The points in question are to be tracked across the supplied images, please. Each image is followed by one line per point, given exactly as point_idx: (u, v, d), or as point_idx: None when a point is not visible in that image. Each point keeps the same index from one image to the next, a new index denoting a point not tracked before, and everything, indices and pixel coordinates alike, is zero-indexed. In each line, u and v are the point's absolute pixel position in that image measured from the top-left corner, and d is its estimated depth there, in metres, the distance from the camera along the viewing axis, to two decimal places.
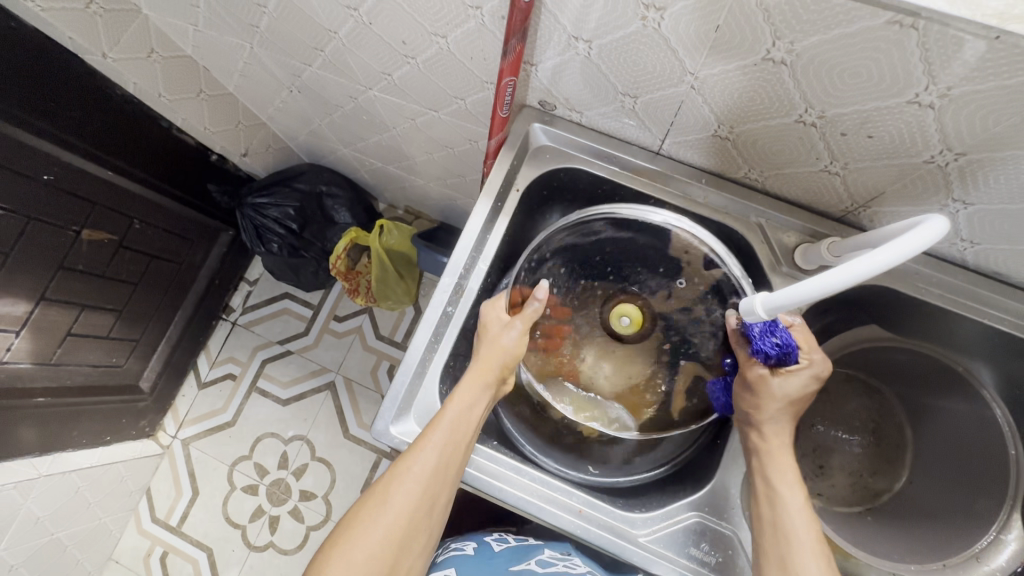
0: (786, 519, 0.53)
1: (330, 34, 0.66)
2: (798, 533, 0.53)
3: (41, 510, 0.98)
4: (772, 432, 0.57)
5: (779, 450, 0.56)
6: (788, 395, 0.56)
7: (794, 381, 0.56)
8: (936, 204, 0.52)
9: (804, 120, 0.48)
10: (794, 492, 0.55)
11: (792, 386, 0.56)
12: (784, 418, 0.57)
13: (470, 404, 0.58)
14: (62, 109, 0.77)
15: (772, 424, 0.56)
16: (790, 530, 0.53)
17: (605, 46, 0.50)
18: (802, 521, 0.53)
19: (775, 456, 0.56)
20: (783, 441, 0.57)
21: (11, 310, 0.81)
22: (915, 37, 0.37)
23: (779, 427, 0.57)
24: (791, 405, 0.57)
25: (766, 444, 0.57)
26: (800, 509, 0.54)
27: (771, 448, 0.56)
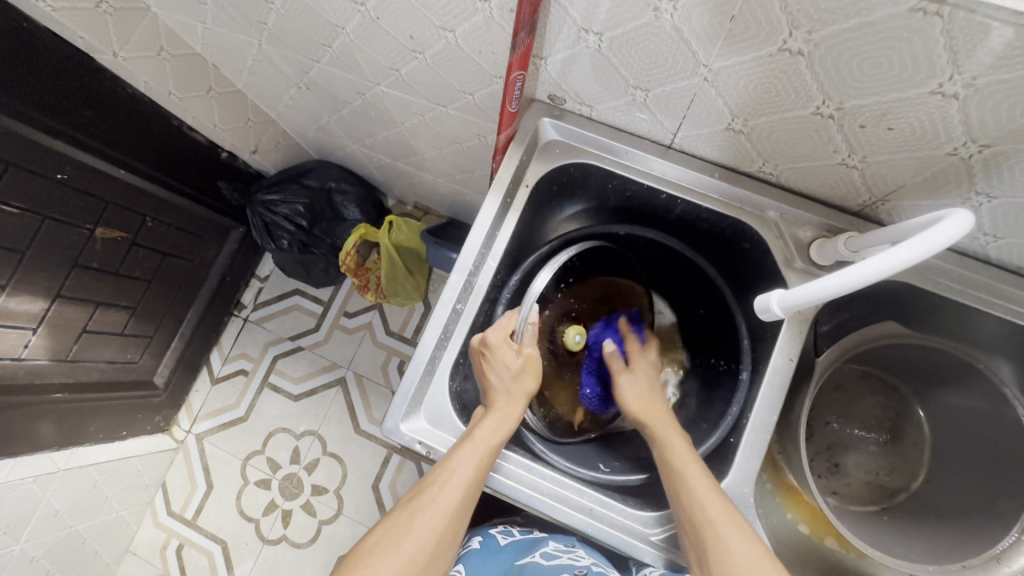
0: (681, 477, 0.56)
1: (337, 29, 0.66)
2: (700, 495, 0.54)
3: (61, 504, 1.00)
4: (657, 420, 0.63)
5: (668, 431, 0.61)
6: (642, 386, 0.67)
7: (639, 373, 0.69)
8: (959, 198, 0.50)
9: (822, 113, 0.47)
10: (687, 457, 0.58)
11: (643, 376, 0.68)
12: (659, 407, 0.65)
13: (496, 442, 0.58)
14: (74, 108, 0.77)
15: (647, 411, 0.64)
16: (694, 494, 0.55)
17: (615, 39, 0.49)
18: (701, 476, 0.56)
19: (665, 436, 0.61)
20: (671, 425, 0.62)
21: (28, 308, 0.82)
22: (940, 24, 0.36)
23: (658, 414, 0.64)
24: (649, 396, 0.66)
25: (658, 430, 0.62)
26: (698, 474, 0.56)
27: (660, 432, 0.61)
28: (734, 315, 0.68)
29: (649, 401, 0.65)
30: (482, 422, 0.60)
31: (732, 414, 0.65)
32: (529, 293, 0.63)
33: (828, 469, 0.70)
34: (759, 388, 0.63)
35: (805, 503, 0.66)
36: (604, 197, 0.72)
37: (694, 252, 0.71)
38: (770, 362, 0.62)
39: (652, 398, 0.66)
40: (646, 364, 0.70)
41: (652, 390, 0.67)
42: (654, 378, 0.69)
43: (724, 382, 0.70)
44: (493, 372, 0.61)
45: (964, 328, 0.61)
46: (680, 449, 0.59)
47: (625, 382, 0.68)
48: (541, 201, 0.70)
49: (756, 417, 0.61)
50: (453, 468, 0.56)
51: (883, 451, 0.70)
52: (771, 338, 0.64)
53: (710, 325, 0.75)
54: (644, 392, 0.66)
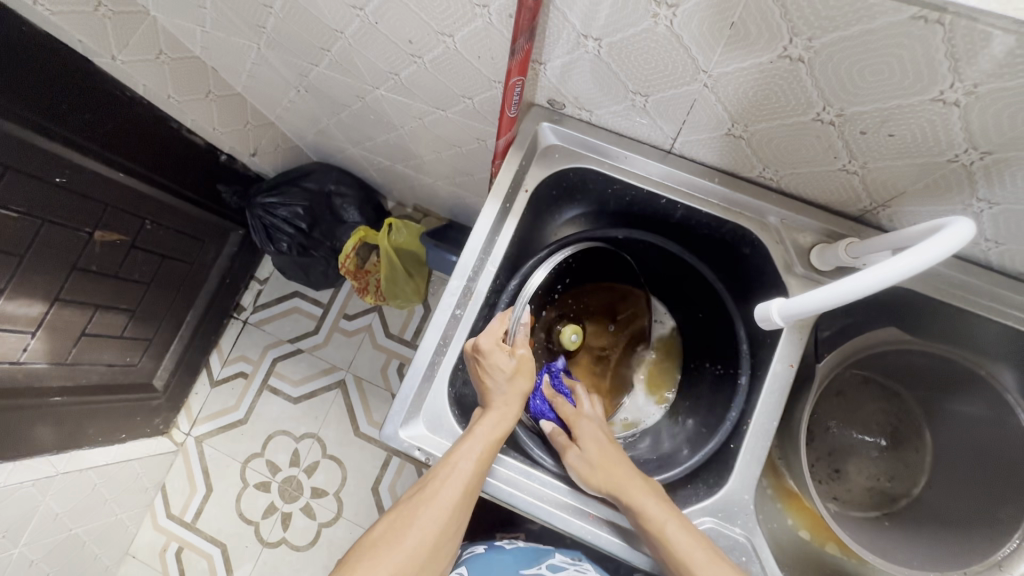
0: (682, 562, 0.53)
1: (336, 33, 0.65)
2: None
3: (60, 507, 1.00)
4: (632, 492, 0.58)
5: (650, 504, 0.57)
6: (592, 452, 0.62)
7: (584, 441, 0.63)
8: (960, 205, 0.50)
9: (822, 119, 0.47)
10: (681, 532, 0.55)
11: (589, 442, 0.63)
12: (623, 475, 0.59)
13: (494, 436, 0.59)
14: (73, 111, 0.77)
15: (610, 477, 0.60)
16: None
17: (614, 45, 0.48)
18: (700, 552, 0.54)
19: (649, 512, 0.56)
20: (649, 495, 0.58)
21: (26, 312, 0.82)
22: (942, 32, 0.35)
23: (629, 486, 0.58)
24: (606, 463, 0.61)
25: (638, 506, 0.57)
26: (697, 551, 0.54)
27: (642, 509, 0.56)
28: (734, 320, 0.68)
29: (608, 464, 0.61)
30: (482, 419, 0.60)
31: (730, 420, 0.64)
32: (522, 294, 0.64)
33: (829, 475, 0.70)
34: (760, 394, 0.63)
35: (805, 508, 0.65)
36: (604, 202, 0.72)
37: (694, 257, 0.70)
38: (771, 368, 0.62)
39: (608, 464, 0.61)
40: (587, 424, 0.65)
41: (605, 452, 0.62)
42: (601, 437, 0.64)
43: (724, 387, 0.69)
44: (489, 376, 0.61)
45: (965, 333, 0.61)
46: (671, 527, 0.55)
47: (576, 459, 0.62)
48: (540, 206, 0.70)
49: (758, 423, 0.61)
50: (454, 463, 0.57)
51: (884, 456, 0.70)
52: (771, 344, 0.64)
53: (709, 329, 0.74)
54: (597, 459, 0.61)
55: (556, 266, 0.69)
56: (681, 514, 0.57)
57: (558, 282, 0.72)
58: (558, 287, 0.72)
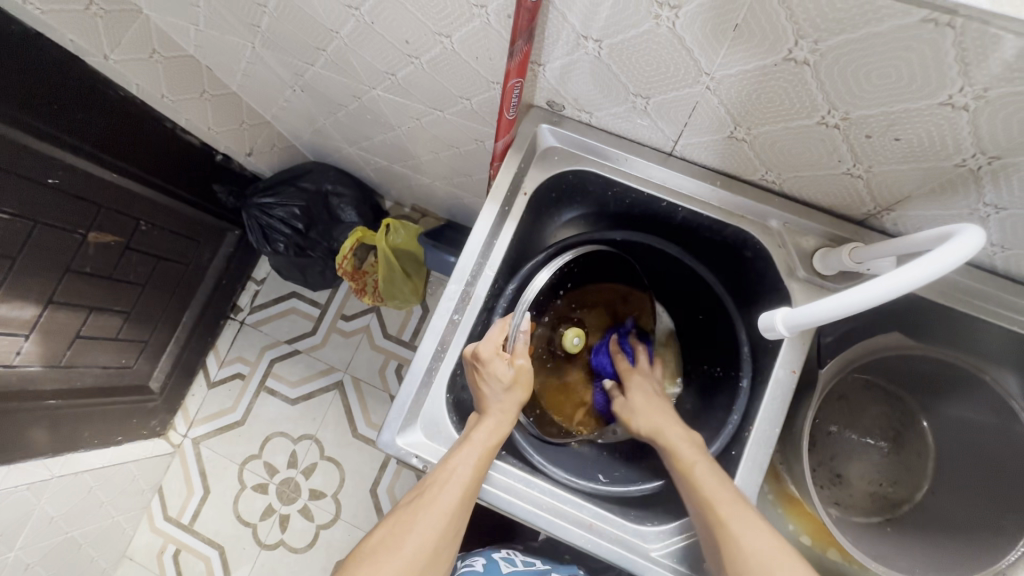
0: (704, 495, 0.55)
1: (332, 33, 0.64)
2: (725, 513, 0.53)
3: (55, 510, 0.99)
4: (669, 433, 0.62)
5: (685, 446, 0.60)
6: (642, 403, 0.67)
7: (634, 393, 0.69)
8: (966, 210, 0.49)
9: (827, 122, 0.46)
10: (707, 472, 0.57)
11: (636, 393, 0.69)
12: (661, 421, 0.64)
13: (493, 440, 0.59)
14: (65, 111, 0.76)
15: (654, 424, 0.64)
16: (720, 512, 0.53)
17: (615, 46, 0.47)
18: (724, 490, 0.55)
19: (681, 453, 0.60)
20: (686, 439, 0.62)
21: (19, 315, 0.80)
22: (952, 35, 0.35)
23: (667, 429, 0.63)
24: (650, 411, 0.66)
25: (673, 447, 0.61)
26: (720, 488, 0.55)
27: (676, 450, 0.60)
28: (734, 322, 0.68)
29: (656, 416, 0.65)
30: (480, 424, 0.60)
31: (733, 422, 0.64)
32: (522, 300, 0.63)
33: (831, 480, 0.69)
34: (760, 400, 0.62)
35: (805, 513, 0.64)
36: (604, 204, 0.71)
37: (693, 259, 0.70)
38: (772, 374, 0.61)
39: (650, 413, 0.66)
40: (638, 380, 0.71)
41: (648, 403, 0.67)
42: (651, 391, 0.69)
43: (724, 391, 0.69)
44: (486, 384, 0.60)
45: (969, 337, 0.61)
46: (698, 466, 0.57)
47: (623, 407, 0.69)
48: (539, 209, 0.69)
49: (759, 430, 0.60)
50: (453, 468, 0.56)
51: (887, 461, 0.69)
52: (772, 349, 0.63)
53: (708, 331, 0.74)
54: (643, 408, 0.67)
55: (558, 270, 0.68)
56: (715, 462, 0.59)
57: (559, 286, 0.70)
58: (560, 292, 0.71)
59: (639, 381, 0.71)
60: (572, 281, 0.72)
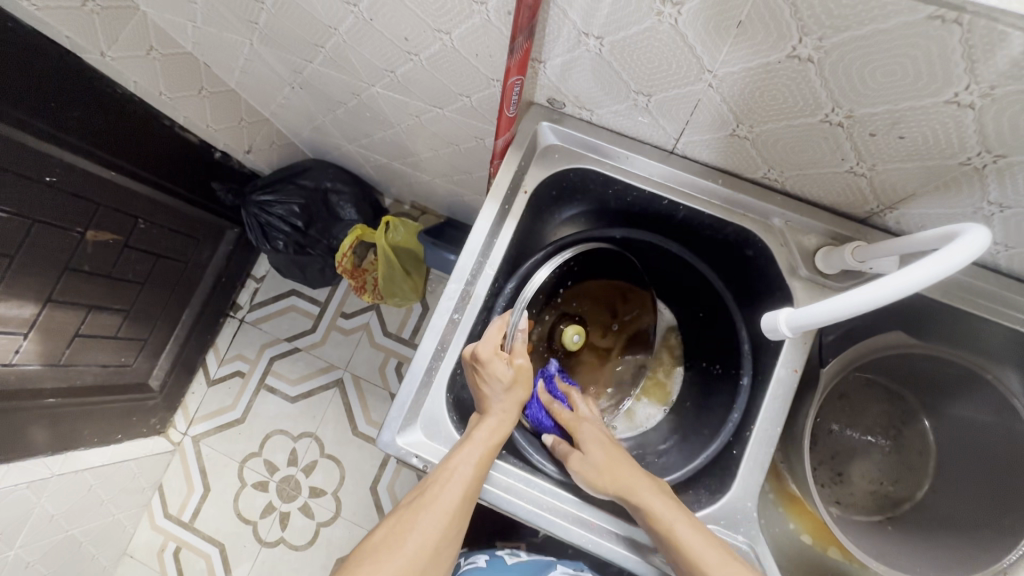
0: (695, 565, 0.51)
1: (330, 29, 0.64)
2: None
3: (55, 509, 0.99)
4: (638, 490, 0.57)
5: (661, 505, 0.56)
6: (602, 457, 0.61)
7: (590, 445, 0.62)
8: (971, 208, 0.49)
9: (830, 121, 0.46)
10: (692, 534, 0.53)
11: (592, 446, 0.62)
12: (630, 477, 0.59)
13: (491, 442, 0.58)
14: (62, 109, 0.75)
15: (620, 480, 0.59)
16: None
17: (617, 43, 0.47)
18: (714, 554, 0.52)
19: (659, 513, 0.55)
20: (659, 495, 0.57)
21: (18, 313, 0.80)
22: (959, 33, 0.34)
23: (639, 486, 0.58)
24: (613, 465, 0.60)
25: (648, 505, 0.56)
26: (710, 553, 0.52)
27: (652, 508, 0.55)
28: (734, 319, 0.67)
29: (618, 470, 0.60)
30: (481, 423, 0.59)
31: (733, 421, 0.63)
32: (522, 296, 0.65)
33: (832, 478, 0.69)
34: (761, 399, 0.62)
35: (806, 512, 0.65)
36: (604, 202, 0.70)
37: (692, 255, 0.69)
38: (773, 373, 0.61)
39: (617, 467, 0.60)
40: (588, 428, 0.65)
41: (610, 456, 0.61)
42: (603, 438, 0.64)
43: (725, 389, 0.68)
44: (486, 384, 0.60)
45: (972, 336, 0.60)
46: (681, 529, 0.54)
47: (582, 465, 0.61)
48: (539, 207, 0.69)
49: (760, 429, 0.60)
50: (453, 468, 0.56)
51: (888, 460, 0.69)
52: (774, 348, 0.63)
53: (709, 329, 0.74)
54: (605, 462, 0.61)
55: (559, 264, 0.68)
56: (692, 515, 0.56)
57: (559, 284, 0.70)
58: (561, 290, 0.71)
59: (585, 428, 0.65)
60: (573, 279, 0.72)
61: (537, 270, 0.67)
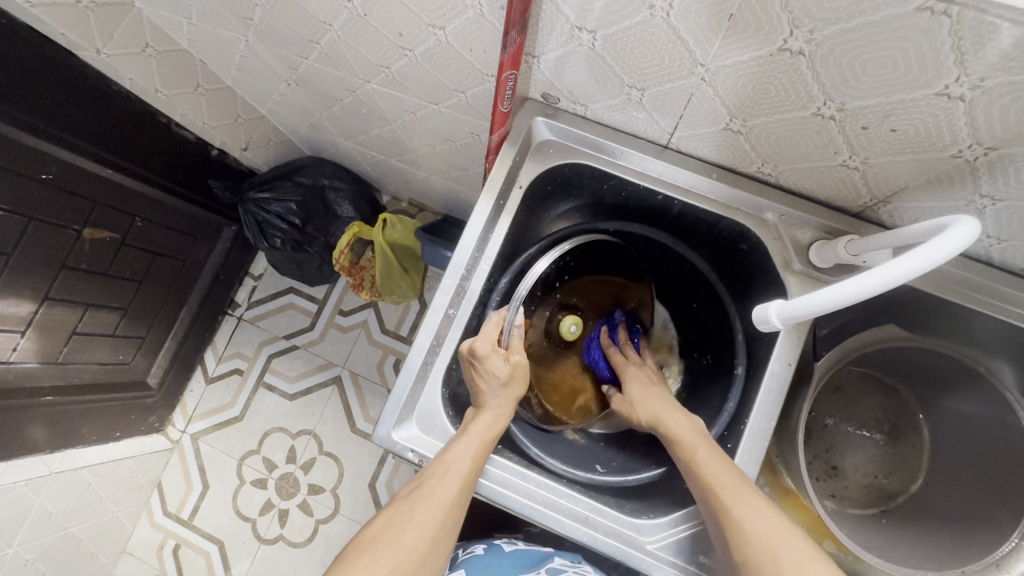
0: (708, 484, 0.55)
1: (325, 26, 0.64)
2: (729, 499, 0.53)
3: (55, 506, 0.99)
4: (669, 420, 0.62)
5: (686, 432, 0.60)
6: (641, 392, 0.67)
7: (632, 385, 0.68)
8: (962, 202, 0.49)
9: (822, 114, 0.46)
10: (709, 457, 0.57)
11: (632, 384, 0.68)
12: (660, 409, 0.64)
13: (489, 435, 0.59)
14: (58, 107, 0.75)
15: (655, 410, 0.64)
16: (723, 498, 0.53)
17: (610, 38, 0.47)
18: (727, 475, 0.55)
19: (682, 440, 0.60)
20: (687, 426, 0.61)
21: (15, 311, 0.80)
22: (948, 24, 0.34)
23: (666, 417, 0.63)
24: (648, 400, 0.66)
25: (673, 432, 0.61)
26: (723, 473, 0.55)
27: (677, 435, 0.60)
28: (729, 311, 0.67)
29: (655, 404, 0.65)
30: (477, 418, 0.60)
31: (728, 410, 0.64)
32: (517, 293, 0.62)
33: (826, 472, 0.69)
34: (756, 392, 0.62)
35: (802, 505, 0.65)
36: (600, 197, 0.70)
37: (686, 247, 0.69)
38: (767, 367, 0.61)
39: (651, 402, 0.65)
40: (632, 371, 0.69)
41: (645, 392, 0.67)
42: (647, 379, 0.68)
43: (719, 383, 0.69)
44: (483, 380, 0.60)
45: (966, 330, 0.60)
46: (700, 452, 0.58)
47: (623, 403, 0.68)
48: (535, 202, 0.69)
49: (754, 423, 0.60)
50: (451, 461, 0.56)
51: (883, 454, 0.69)
52: (768, 342, 0.63)
53: (703, 320, 0.74)
54: (644, 396, 0.66)
55: (563, 257, 0.68)
56: (716, 445, 0.59)
57: (556, 279, 0.70)
58: (557, 284, 0.70)
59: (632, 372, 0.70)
60: (569, 274, 0.71)
61: (537, 259, 0.67)
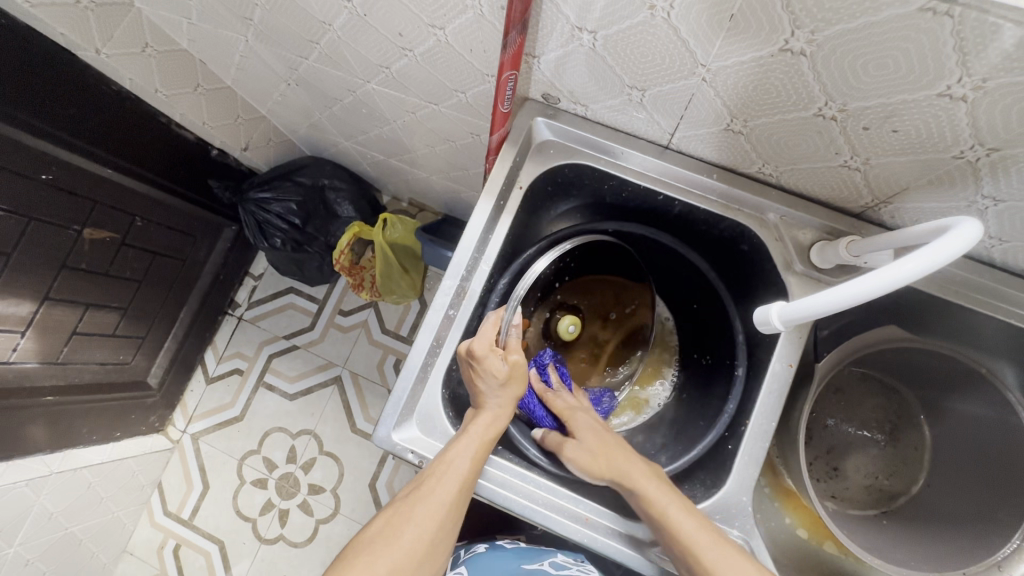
0: (687, 547, 0.53)
1: (324, 26, 0.64)
2: (713, 562, 0.52)
3: (55, 506, 0.99)
4: (632, 475, 0.58)
5: (654, 488, 0.57)
6: (594, 443, 0.62)
7: (582, 434, 0.63)
8: (964, 202, 0.49)
9: (824, 115, 0.46)
10: (682, 515, 0.55)
11: (584, 433, 0.63)
12: (624, 462, 0.60)
13: (487, 437, 0.59)
14: (58, 106, 0.75)
15: (614, 464, 0.60)
16: (705, 561, 0.52)
17: (610, 38, 0.47)
18: (703, 534, 0.54)
19: (651, 496, 0.56)
20: (653, 478, 0.58)
21: (15, 311, 0.80)
22: (950, 25, 0.34)
23: (632, 471, 0.59)
24: (607, 450, 0.61)
25: (639, 488, 0.57)
26: (699, 532, 0.54)
27: (643, 490, 0.57)
28: (729, 311, 0.67)
29: (611, 457, 0.60)
30: (476, 419, 0.60)
31: (729, 411, 0.63)
32: (516, 293, 0.62)
33: (827, 473, 0.69)
34: (756, 392, 0.62)
35: (803, 507, 0.65)
36: (601, 197, 0.70)
37: (685, 247, 0.69)
38: (768, 367, 0.61)
39: (611, 453, 0.61)
40: (581, 415, 0.65)
41: (602, 440, 0.62)
42: (595, 425, 0.64)
43: (720, 385, 0.69)
44: (482, 380, 0.60)
45: (967, 331, 0.60)
46: (671, 510, 0.55)
47: (574, 452, 0.62)
48: (536, 202, 0.69)
49: (756, 424, 0.60)
50: (450, 461, 0.56)
51: (884, 455, 0.69)
52: (769, 343, 0.62)
53: (703, 320, 0.74)
54: (598, 448, 0.61)
55: (563, 257, 0.68)
56: (683, 495, 0.58)
57: (555, 280, 0.71)
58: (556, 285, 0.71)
59: (576, 417, 0.65)
60: (568, 275, 0.72)
61: (536, 259, 0.67)
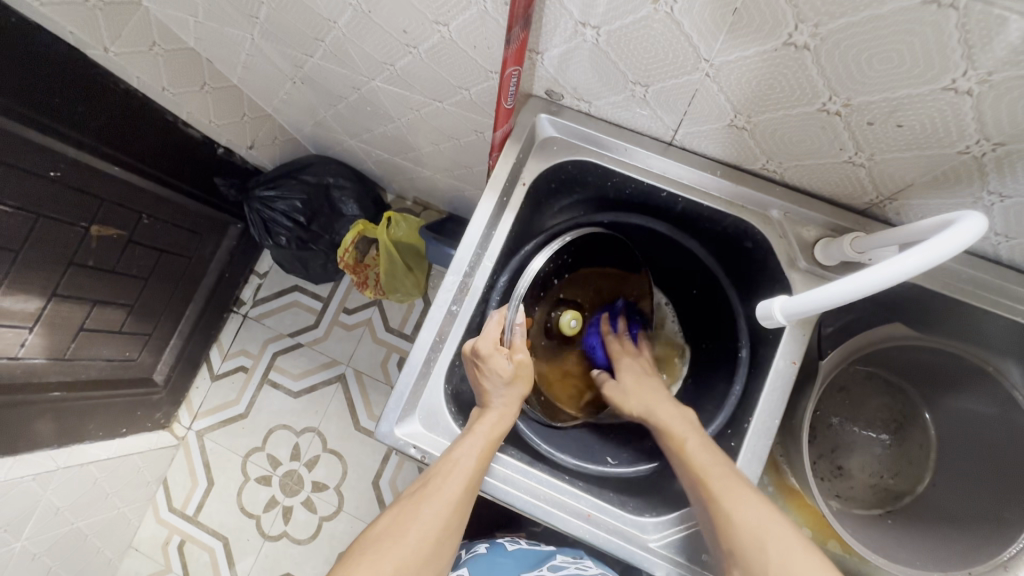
0: (696, 472, 0.56)
1: (330, 23, 0.64)
2: (718, 490, 0.53)
3: (62, 501, 0.99)
4: (659, 413, 0.64)
5: (676, 423, 0.62)
6: (633, 383, 0.69)
7: (626, 376, 0.71)
8: (970, 198, 0.48)
9: (829, 109, 0.45)
10: (699, 448, 0.58)
11: (626, 375, 0.71)
12: (653, 401, 0.66)
13: (493, 439, 0.58)
14: (67, 104, 0.76)
15: (645, 401, 0.67)
16: (711, 488, 0.54)
17: (613, 33, 0.47)
18: (717, 465, 0.56)
19: (674, 430, 0.61)
20: (677, 416, 0.63)
21: (22, 307, 0.81)
22: (955, 17, 0.34)
23: (658, 409, 0.65)
24: (641, 390, 0.68)
25: (665, 425, 0.62)
26: (712, 463, 0.56)
27: (669, 426, 0.62)
28: (734, 308, 0.68)
29: (644, 396, 0.67)
30: (481, 418, 0.60)
31: (735, 393, 0.65)
32: (517, 292, 0.61)
33: (831, 472, 0.69)
34: (760, 389, 0.62)
35: (806, 506, 0.64)
36: (604, 195, 0.70)
37: (682, 235, 0.69)
38: (772, 366, 0.61)
39: (643, 392, 0.68)
40: (627, 361, 0.72)
41: (639, 382, 0.69)
42: (640, 370, 0.71)
43: (721, 382, 0.68)
44: (487, 379, 0.60)
45: (973, 329, 0.60)
46: (691, 442, 0.59)
47: (615, 390, 0.70)
48: (539, 198, 0.69)
49: (759, 422, 0.60)
50: (455, 460, 0.56)
51: (888, 454, 0.69)
52: (772, 340, 0.62)
53: (703, 310, 0.74)
54: (635, 386, 0.69)
55: (564, 251, 0.69)
56: (707, 437, 0.60)
57: (555, 275, 0.70)
58: (556, 281, 0.71)
59: (624, 362, 0.72)
60: (567, 270, 0.72)
61: (535, 255, 0.67)
